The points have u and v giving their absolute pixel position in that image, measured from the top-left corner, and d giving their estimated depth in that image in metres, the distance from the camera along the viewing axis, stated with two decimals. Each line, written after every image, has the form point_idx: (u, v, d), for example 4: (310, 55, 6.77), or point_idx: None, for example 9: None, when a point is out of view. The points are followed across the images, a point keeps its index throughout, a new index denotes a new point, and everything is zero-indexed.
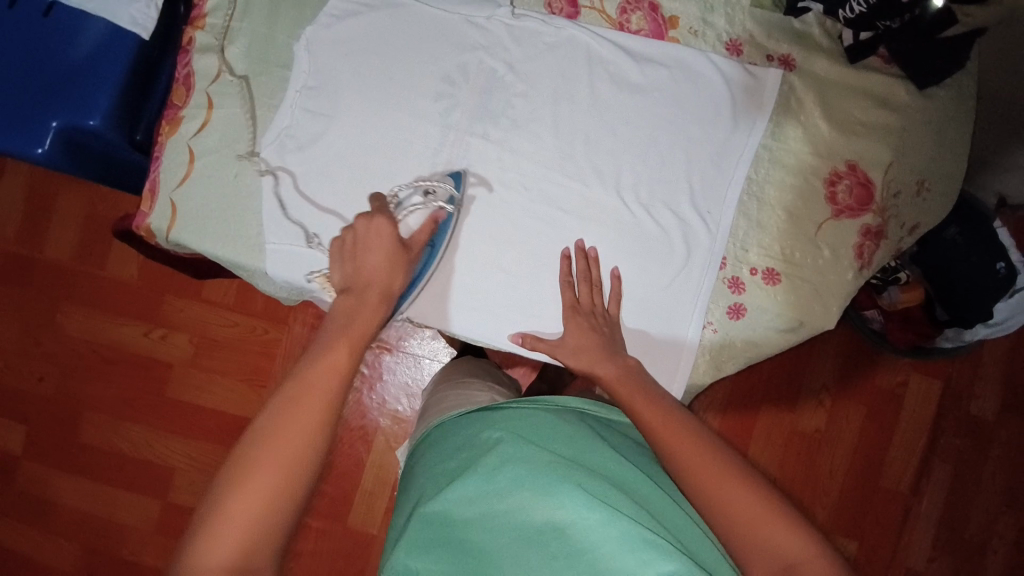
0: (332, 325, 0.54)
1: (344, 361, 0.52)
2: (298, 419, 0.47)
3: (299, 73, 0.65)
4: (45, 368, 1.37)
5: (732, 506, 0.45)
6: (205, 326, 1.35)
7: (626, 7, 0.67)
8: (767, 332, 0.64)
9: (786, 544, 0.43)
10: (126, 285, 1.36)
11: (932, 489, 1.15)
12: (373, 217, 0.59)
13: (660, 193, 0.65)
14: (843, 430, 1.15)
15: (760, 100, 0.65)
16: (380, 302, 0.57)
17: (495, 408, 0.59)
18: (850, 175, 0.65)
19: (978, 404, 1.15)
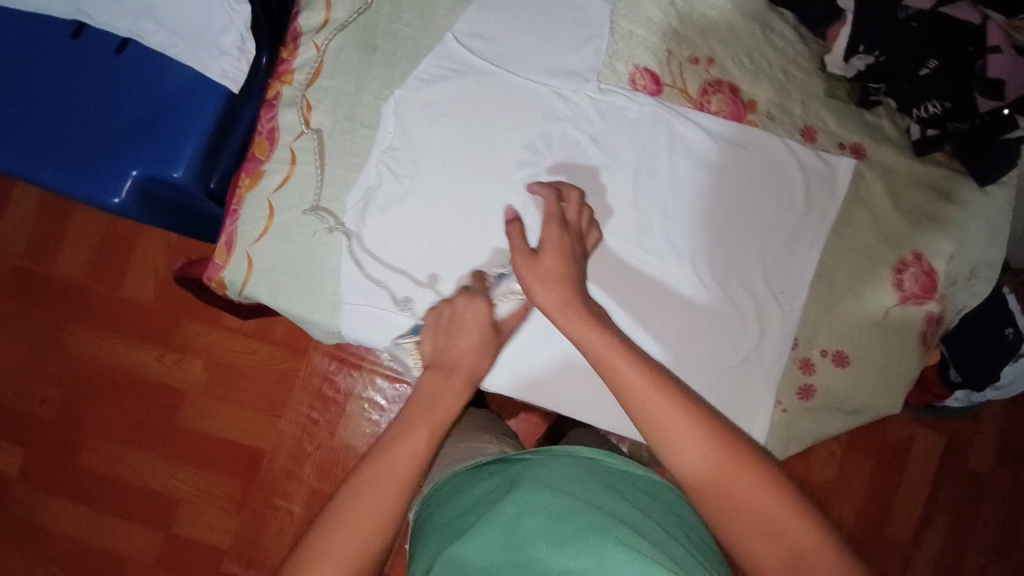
0: (416, 403, 0.58)
1: (422, 446, 0.55)
2: (378, 500, 0.51)
3: (385, 133, 0.65)
4: (47, 390, 1.24)
5: (748, 505, 0.49)
6: (221, 351, 1.24)
7: (708, 89, 0.68)
8: (834, 412, 0.67)
9: (798, 535, 0.48)
10: (140, 306, 1.24)
11: (932, 538, 1.19)
12: (473, 296, 0.63)
13: (735, 272, 0.67)
14: (851, 480, 1.18)
15: (833, 187, 0.68)
16: (463, 386, 0.60)
17: (517, 459, 0.61)
18: (915, 264, 0.68)
19: (976, 458, 1.20)
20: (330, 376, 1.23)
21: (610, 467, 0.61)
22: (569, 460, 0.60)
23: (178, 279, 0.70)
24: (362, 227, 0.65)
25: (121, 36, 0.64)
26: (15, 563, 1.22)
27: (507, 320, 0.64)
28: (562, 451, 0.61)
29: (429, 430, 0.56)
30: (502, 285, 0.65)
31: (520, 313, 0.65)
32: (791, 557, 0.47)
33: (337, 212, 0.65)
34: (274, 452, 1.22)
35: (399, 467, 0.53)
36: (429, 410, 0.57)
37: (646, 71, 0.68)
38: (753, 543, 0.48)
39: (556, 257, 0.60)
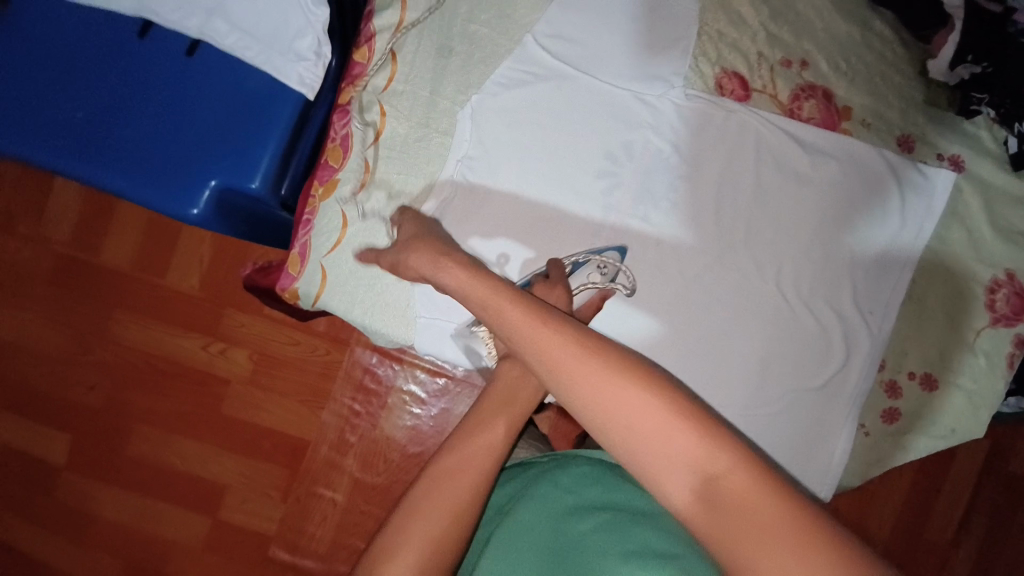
0: (492, 397, 0.57)
1: (498, 438, 0.55)
2: (457, 484, 0.52)
3: (462, 142, 0.63)
4: (97, 378, 1.25)
5: (651, 443, 0.38)
6: (264, 342, 1.24)
7: (800, 94, 0.65)
8: (921, 436, 0.64)
9: (718, 474, 0.36)
10: (185, 296, 1.24)
11: (973, 542, 1.18)
12: (552, 287, 0.58)
13: (822, 289, 0.64)
14: (893, 482, 1.17)
15: (930, 202, 0.64)
16: (544, 377, 0.58)
17: (555, 460, 0.63)
18: (1009, 284, 0.65)
19: (1022, 462, 1.17)
20: (371, 368, 1.22)
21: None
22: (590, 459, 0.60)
23: (246, 286, 0.70)
24: None
25: (191, 37, 0.61)
26: (69, 541, 1.25)
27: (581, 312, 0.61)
28: (594, 451, 0.62)
29: (507, 421, 0.56)
30: (579, 275, 0.63)
31: (593, 302, 0.62)
32: (711, 500, 0.36)
33: None
34: (316, 442, 1.23)
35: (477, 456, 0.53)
36: (509, 401, 0.57)
37: (734, 75, 0.65)
38: (665, 484, 0.37)
39: (410, 225, 0.59)
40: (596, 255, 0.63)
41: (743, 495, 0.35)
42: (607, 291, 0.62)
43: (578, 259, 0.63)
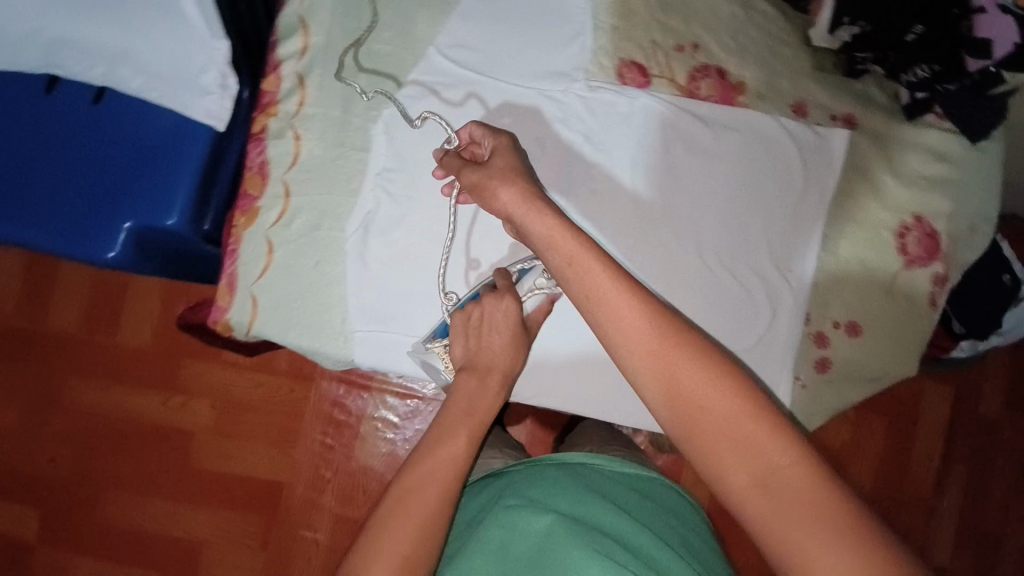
0: (454, 408, 0.61)
1: (461, 451, 0.59)
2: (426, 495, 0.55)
3: (379, 156, 0.64)
4: (57, 449, 1.21)
5: (714, 418, 0.48)
6: (226, 389, 1.21)
7: (695, 75, 0.68)
8: (853, 381, 0.67)
9: (769, 449, 0.46)
10: (140, 353, 1.22)
11: None
12: (502, 297, 0.61)
13: (742, 254, 0.67)
14: None
15: (829, 161, 0.68)
16: (499, 387, 0.63)
17: (514, 477, 0.70)
18: (917, 227, 0.68)
19: None
20: (340, 401, 1.20)
21: (597, 474, 0.71)
22: (563, 468, 0.70)
23: (179, 325, 0.70)
24: (366, 253, 0.64)
25: (97, 86, 0.62)
26: None
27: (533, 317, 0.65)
28: (555, 465, 0.71)
29: (468, 434, 0.60)
30: (527, 281, 0.65)
31: (543, 307, 0.65)
32: (760, 474, 0.46)
33: (342, 242, 0.64)
34: (292, 483, 1.20)
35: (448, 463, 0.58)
36: (467, 413, 0.61)
37: (632, 64, 0.68)
38: (724, 465, 0.47)
39: (505, 157, 0.58)
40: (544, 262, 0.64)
41: (794, 480, 0.45)
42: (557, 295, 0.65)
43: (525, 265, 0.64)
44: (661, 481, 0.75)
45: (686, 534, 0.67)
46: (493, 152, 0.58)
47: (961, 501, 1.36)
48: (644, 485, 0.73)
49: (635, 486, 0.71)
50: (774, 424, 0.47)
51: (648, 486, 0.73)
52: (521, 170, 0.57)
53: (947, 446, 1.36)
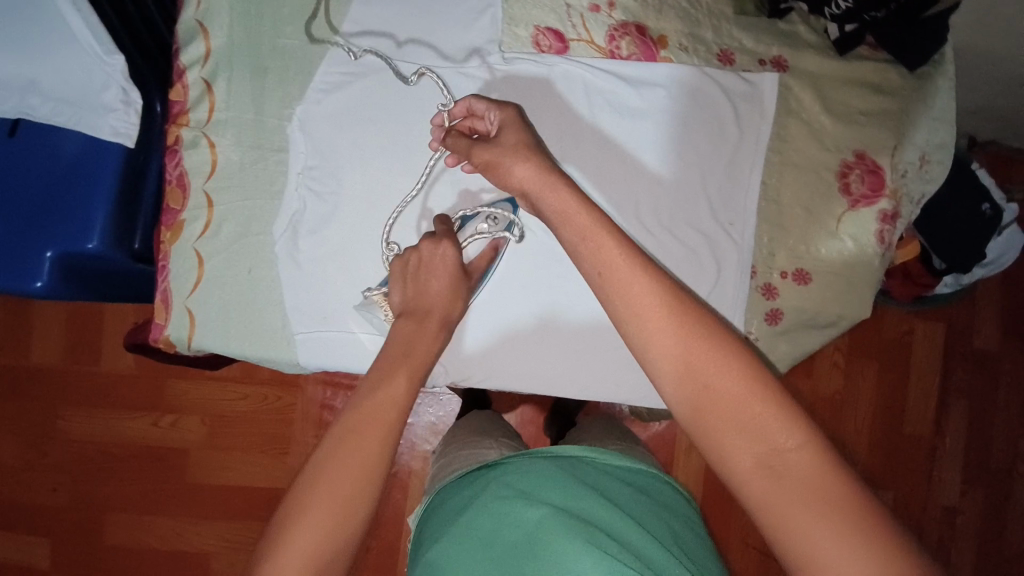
0: (391, 348, 0.54)
1: (401, 392, 0.52)
2: (366, 445, 0.48)
3: (298, 155, 0.63)
4: (58, 478, 1.23)
5: (719, 393, 0.43)
6: (213, 403, 1.22)
7: (614, 34, 0.66)
8: (807, 329, 0.66)
9: (776, 429, 0.41)
10: (124, 377, 1.23)
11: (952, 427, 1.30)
12: (439, 241, 0.59)
13: (681, 213, 0.66)
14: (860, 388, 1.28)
15: (761, 107, 0.66)
16: (438, 330, 0.57)
17: (507, 467, 0.67)
18: (859, 165, 0.66)
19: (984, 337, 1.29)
20: (328, 403, 1.20)
21: (594, 468, 0.67)
22: (556, 461, 0.66)
23: (130, 346, 0.71)
24: (297, 255, 0.63)
25: (10, 119, 0.61)
26: None
27: (474, 262, 0.63)
28: (552, 456, 0.67)
29: (409, 375, 0.53)
30: (469, 227, 0.64)
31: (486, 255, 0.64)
32: (765, 455, 0.41)
33: (270, 248, 0.63)
34: (290, 487, 1.21)
35: (379, 416, 0.50)
36: (405, 354, 0.54)
37: (548, 29, 0.65)
38: (728, 447, 0.42)
39: (514, 132, 0.56)
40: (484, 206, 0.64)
41: (805, 468, 0.40)
42: (498, 241, 0.64)
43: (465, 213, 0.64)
44: (655, 476, 0.71)
45: (680, 531, 0.63)
46: (501, 128, 0.56)
47: (963, 436, 1.35)
48: (640, 479, 0.69)
49: (631, 480, 0.67)
50: (787, 404, 0.42)
51: (643, 481, 0.69)
52: (533, 145, 0.55)
53: (944, 383, 1.34)
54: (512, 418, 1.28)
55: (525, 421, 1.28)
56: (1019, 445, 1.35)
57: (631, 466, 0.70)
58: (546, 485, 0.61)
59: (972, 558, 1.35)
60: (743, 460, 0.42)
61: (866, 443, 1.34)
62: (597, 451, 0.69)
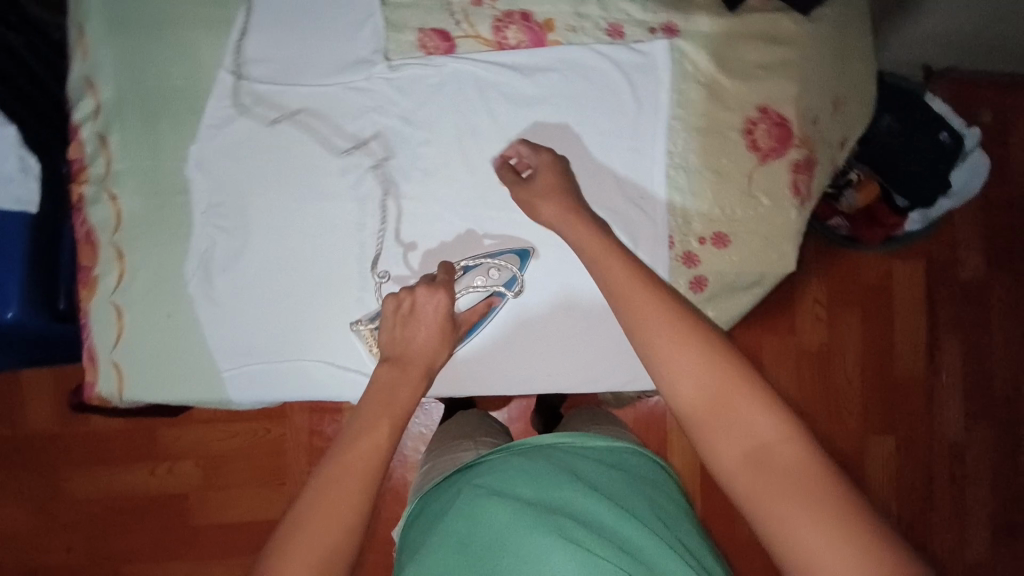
0: (373, 397, 0.53)
1: (386, 439, 0.51)
2: (348, 488, 0.48)
3: (199, 194, 0.63)
4: (70, 538, 1.23)
5: (705, 390, 0.43)
6: (203, 445, 1.22)
7: (500, 24, 0.65)
8: (732, 290, 0.66)
9: (762, 425, 0.42)
10: (116, 432, 1.23)
11: (947, 362, 1.31)
12: (435, 288, 0.59)
13: (590, 195, 0.65)
14: (845, 335, 1.29)
15: (656, 76, 0.65)
16: (421, 377, 0.57)
17: (481, 464, 0.65)
18: (764, 119, 0.65)
19: (966, 268, 1.30)
20: (316, 429, 1.21)
21: (571, 453, 0.64)
22: (534, 452, 0.63)
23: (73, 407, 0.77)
24: (212, 293, 0.63)
25: None
26: None
27: (466, 314, 0.63)
28: (526, 448, 0.65)
29: (391, 427, 0.52)
30: (468, 277, 0.64)
31: (480, 308, 0.64)
32: (752, 447, 0.42)
33: (185, 292, 0.63)
34: None
35: (363, 455, 0.49)
36: (386, 403, 0.53)
37: (432, 31, 0.64)
38: (715, 439, 0.43)
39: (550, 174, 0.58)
40: (492, 260, 0.64)
41: (789, 462, 0.40)
42: (493, 297, 0.65)
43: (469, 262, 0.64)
44: (632, 449, 0.69)
45: (663, 503, 0.61)
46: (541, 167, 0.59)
47: (960, 370, 1.32)
48: (625, 456, 0.67)
49: (608, 459, 0.65)
50: (770, 394, 0.43)
51: (622, 457, 0.67)
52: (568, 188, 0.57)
53: (933, 320, 1.31)
54: (503, 413, 1.28)
55: (515, 415, 1.27)
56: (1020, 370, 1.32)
57: (616, 443, 0.68)
58: (521, 477, 0.59)
59: (988, 492, 1.32)
60: (729, 454, 0.42)
61: (860, 390, 1.29)
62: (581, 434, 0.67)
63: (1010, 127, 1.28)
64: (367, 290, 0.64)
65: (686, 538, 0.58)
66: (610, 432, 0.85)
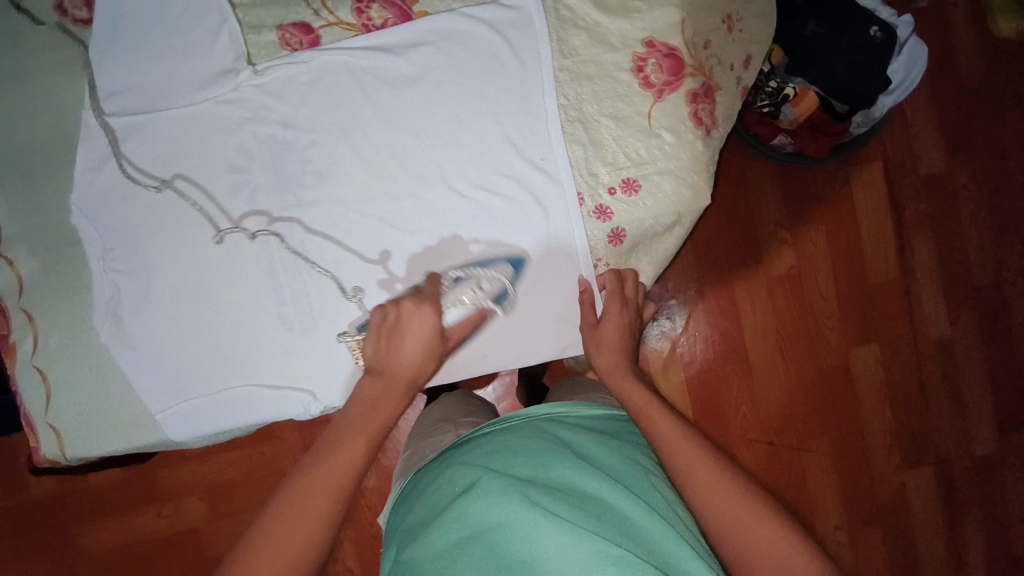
0: (354, 412, 0.54)
1: (360, 456, 0.51)
2: (317, 502, 0.48)
3: (93, 241, 0.62)
4: None
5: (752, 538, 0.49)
6: (203, 478, 1.17)
7: (360, 4, 0.63)
8: (652, 234, 0.64)
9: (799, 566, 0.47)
10: (116, 481, 1.17)
11: (919, 261, 1.26)
12: (422, 304, 0.59)
13: (488, 165, 0.63)
14: (814, 254, 1.23)
15: (533, 30, 0.62)
16: (402, 394, 0.57)
17: (473, 443, 0.63)
18: (652, 53, 0.62)
19: (926, 160, 1.25)
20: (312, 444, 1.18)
21: (563, 425, 0.63)
22: (524, 429, 0.62)
23: (32, 470, 0.79)
24: (127, 338, 0.62)
25: None
26: None
27: (454, 329, 0.62)
28: (518, 426, 0.64)
29: (370, 438, 0.53)
30: (458, 288, 0.62)
31: (470, 322, 0.62)
32: None
33: (100, 342, 0.62)
34: None
35: (337, 475, 0.50)
36: (366, 417, 0.54)
37: (292, 26, 0.62)
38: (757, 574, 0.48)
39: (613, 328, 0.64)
40: (483, 270, 0.62)
41: None
42: (483, 309, 0.63)
43: (460, 274, 0.62)
44: (620, 418, 0.69)
45: (653, 469, 0.60)
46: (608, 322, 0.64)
47: (934, 267, 1.27)
48: (612, 428, 0.66)
49: (599, 431, 0.64)
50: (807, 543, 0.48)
51: (612, 428, 0.66)
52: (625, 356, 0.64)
53: (898, 219, 1.25)
54: (490, 390, 1.20)
55: (501, 394, 1.19)
56: (997, 253, 1.27)
57: (599, 414, 0.68)
58: (512, 455, 0.57)
59: (985, 380, 1.29)
60: None
61: (836, 306, 1.24)
62: (563, 407, 0.67)
63: (945, 6, 1.24)
64: (285, 305, 0.63)
65: (677, 502, 0.57)
66: (589, 395, 0.82)
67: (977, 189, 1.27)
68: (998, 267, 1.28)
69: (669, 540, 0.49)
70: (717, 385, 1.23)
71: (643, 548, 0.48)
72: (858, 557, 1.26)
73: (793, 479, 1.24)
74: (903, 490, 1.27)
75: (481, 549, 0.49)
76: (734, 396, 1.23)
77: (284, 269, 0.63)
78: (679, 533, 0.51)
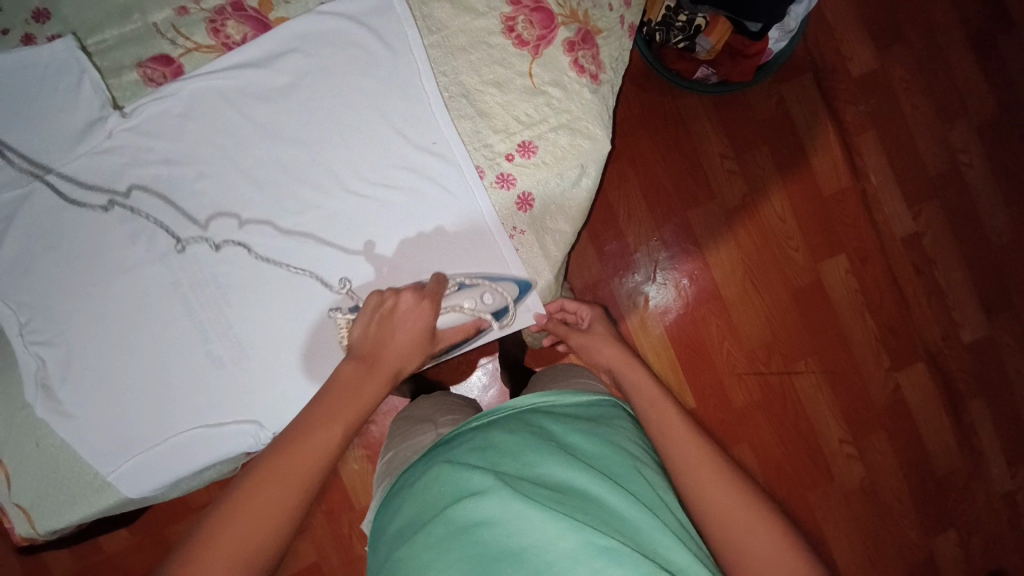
0: (332, 394, 0.52)
1: (338, 437, 0.50)
2: (291, 481, 0.46)
3: (7, 318, 0.60)
4: None
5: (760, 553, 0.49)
6: None
7: (215, 23, 0.61)
8: (563, 194, 0.63)
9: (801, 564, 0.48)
10: (130, 552, 1.07)
11: (869, 164, 1.24)
12: (421, 301, 0.57)
13: (381, 161, 0.62)
14: (764, 179, 1.22)
15: (394, 14, 0.61)
16: (387, 382, 0.55)
17: (455, 439, 0.60)
18: (520, 10, 0.60)
19: (856, 61, 1.23)
20: None
21: (548, 415, 0.61)
22: (508, 423, 0.59)
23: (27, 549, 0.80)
24: (64, 408, 0.61)
25: None
26: None
27: (446, 334, 0.61)
28: (501, 419, 0.61)
29: (348, 421, 0.51)
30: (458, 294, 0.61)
31: (467, 328, 0.62)
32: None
33: (37, 417, 0.61)
34: (322, 561, 1.04)
35: (315, 453, 0.48)
36: (344, 402, 0.51)
37: (152, 60, 0.61)
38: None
39: (602, 324, 0.77)
40: (489, 283, 0.62)
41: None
42: (481, 321, 0.62)
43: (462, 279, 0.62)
44: (610, 404, 0.66)
45: (641, 458, 0.57)
46: (593, 321, 0.77)
47: (886, 165, 1.25)
48: (597, 413, 0.63)
49: (584, 418, 0.61)
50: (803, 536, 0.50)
51: (600, 415, 0.63)
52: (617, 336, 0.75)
53: (840, 127, 1.23)
54: (476, 379, 1.15)
55: (487, 381, 1.15)
56: (947, 140, 1.25)
57: (583, 399, 0.65)
58: (500, 451, 0.55)
59: (963, 270, 1.26)
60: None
61: (797, 225, 1.22)
62: (546, 395, 0.64)
63: None
64: (212, 341, 0.62)
65: (668, 494, 0.55)
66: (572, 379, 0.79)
67: (915, 77, 1.24)
68: (952, 151, 1.25)
69: (654, 531, 0.48)
70: (698, 329, 1.21)
71: (631, 541, 0.46)
72: (869, 467, 1.24)
73: (796, 406, 1.23)
74: (899, 392, 1.25)
75: (466, 548, 0.46)
76: (716, 335, 1.22)
77: (206, 302, 0.62)
78: (666, 524, 0.49)
